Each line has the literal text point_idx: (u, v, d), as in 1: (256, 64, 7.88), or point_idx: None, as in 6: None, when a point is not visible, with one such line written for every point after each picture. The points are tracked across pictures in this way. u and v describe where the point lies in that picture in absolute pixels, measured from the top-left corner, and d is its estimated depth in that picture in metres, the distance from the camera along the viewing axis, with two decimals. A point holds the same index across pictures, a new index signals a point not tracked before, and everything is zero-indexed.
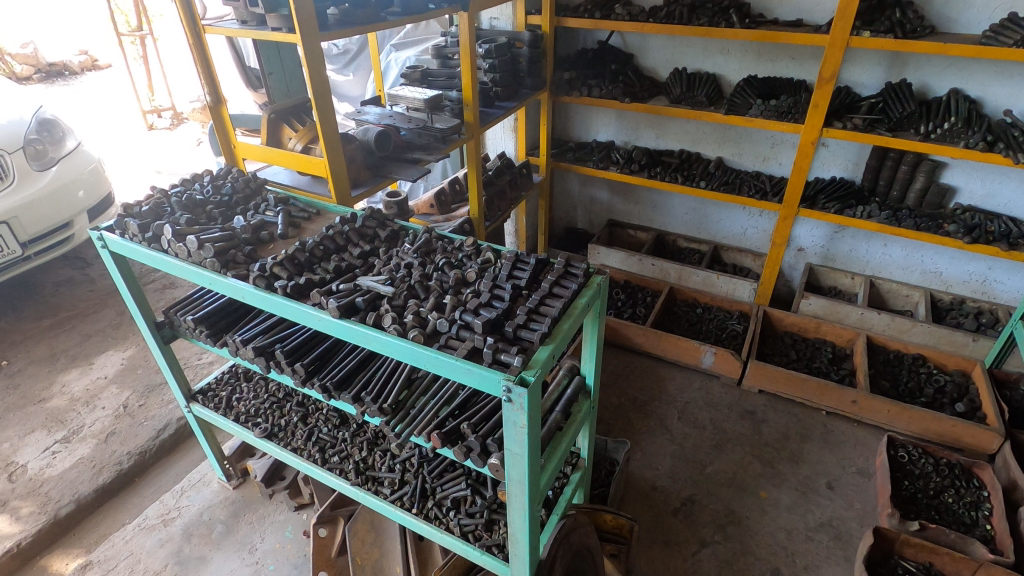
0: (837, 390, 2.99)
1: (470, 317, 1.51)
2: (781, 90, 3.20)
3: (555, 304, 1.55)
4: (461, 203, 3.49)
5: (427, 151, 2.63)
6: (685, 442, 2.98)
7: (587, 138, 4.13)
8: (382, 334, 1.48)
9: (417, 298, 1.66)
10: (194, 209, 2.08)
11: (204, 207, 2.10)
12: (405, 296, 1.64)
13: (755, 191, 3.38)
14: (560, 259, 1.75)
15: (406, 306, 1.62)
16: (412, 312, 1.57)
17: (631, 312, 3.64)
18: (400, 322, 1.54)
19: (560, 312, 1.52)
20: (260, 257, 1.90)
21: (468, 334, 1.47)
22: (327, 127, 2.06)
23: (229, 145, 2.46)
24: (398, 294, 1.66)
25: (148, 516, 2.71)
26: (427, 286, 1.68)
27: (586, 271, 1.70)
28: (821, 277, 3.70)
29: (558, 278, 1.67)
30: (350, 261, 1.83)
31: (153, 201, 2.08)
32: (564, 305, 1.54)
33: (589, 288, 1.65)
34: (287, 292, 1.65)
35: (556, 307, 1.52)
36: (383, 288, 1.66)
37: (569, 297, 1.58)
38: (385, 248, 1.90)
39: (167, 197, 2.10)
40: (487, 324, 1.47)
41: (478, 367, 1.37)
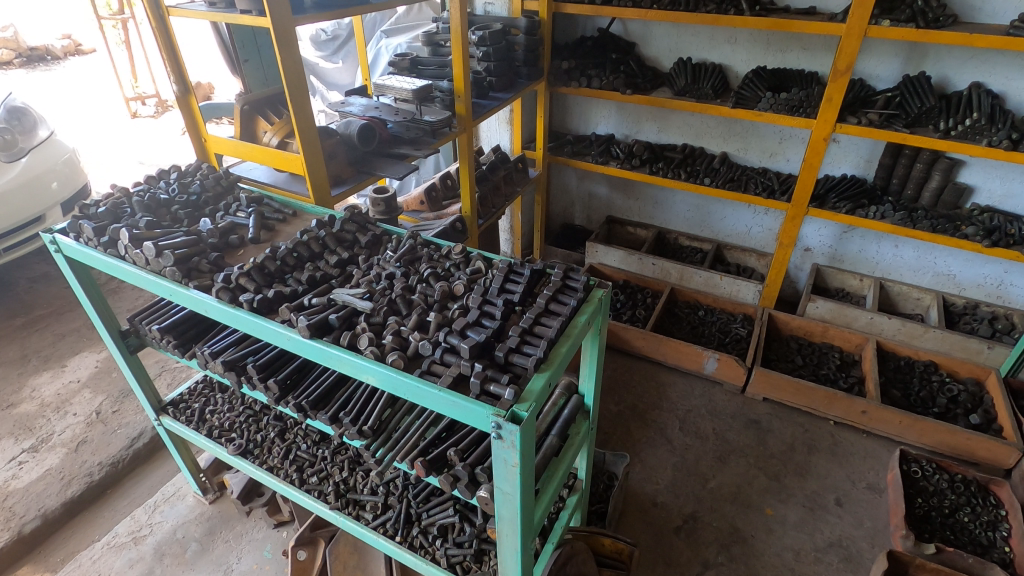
0: (846, 400, 2.85)
1: (456, 338, 1.34)
2: (791, 82, 3.02)
3: (552, 323, 1.39)
4: (452, 200, 3.31)
5: (415, 146, 2.45)
6: (687, 454, 2.84)
7: (585, 131, 3.95)
8: (357, 358, 1.31)
9: (398, 314, 1.49)
10: (157, 210, 1.90)
11: (168, 208, 1.92)
12: (384, 312, 1.47)
13: (762, 189, 3.22)
14: (558, 269, 1.58)
15: (385, 324, 1.45)
16: (392, 332, 1.40)
17: (631, 314, 3.49)
18: (378, 344, 1.37)
19: (557, 334, 1.36)
20: (227, 265, 1.73)
21: (454, 358, 1.31)
22: (304, 121, 1.89)
23: (200, 138, 2.27)
24: (377, 310, 1.49)
25: (118, 533, 2.55)
26: (409, 300, 1.51)
27: (586, 283, 1.54)
28: (828, 278, 3.56)
29: (555, 293, 1.50)
30: (326, 271, 1.66)
31: (112, 201, 1.90)
32: (562, 325, 1.38)
33: (590, 304, 1.49)
34: (253, 307, 1.48)
35: (553, 328, 1.36)
36: (360, 304, 1.48)
37: (567, 315, 1.42)
38: (365, 256, 1.72)
39: (127, 196, 1.92)
40: (475, 348, 1.30)
41: (464, 400, 1.21)
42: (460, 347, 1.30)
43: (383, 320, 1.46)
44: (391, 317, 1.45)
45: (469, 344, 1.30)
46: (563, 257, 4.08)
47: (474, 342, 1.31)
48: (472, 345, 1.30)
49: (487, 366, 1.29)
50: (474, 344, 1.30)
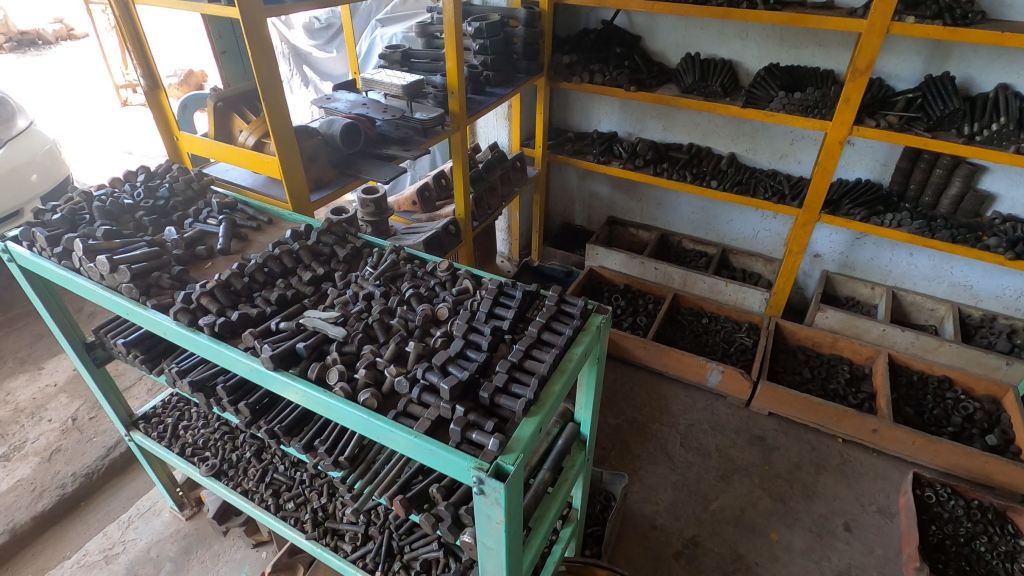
0: (856, 418, 2.71)
1: (436, 374, 1.20)
2: (805, 81, 2.85)
3: (544, 357, 1.24)
4: (446, 200, 3.15)
5: (404, 145, 2.29)
6: (688, 472, 2.71)
7: (587, 128, 3.78)
8: (325, 395, 1.17)
9: (374, 341, 1.34)
10: (120, 216, 1.75)
11: (132, 214, 1.77)
12: (359, 340, 1.32)
13: (771, 193, 3.06)
14: (553, 291, 1.43)
15: (360, 354, 1.31)
16: (365, 365, 1.26)
17: (632, 321, 3.35)
18: (350, 378, 1.23)
19: (550, 370, 1.21)
20: (191, 280, 1.58)
21: (433, 398, 1.16)
22: (279, 121, 1.73)
23: (172, 137, 2.11)
24: (351, 337, 1.34)
25: (88, 551, 2.43)
26: (387, 325, 1.37)
27: (584, 308, 1.39)
28: (837, 286, 3.42)
29: (549, 320, 1.35)
30: (298, 289, 1.51)
31: (70, 206, 1.74)
32: (555, 359, 1.23)
33: (587, 333, 1.34)
34: (214, 332, 1.34)
35: (545, 364, 1.21)
36: (332, 330, 1.33)
37: (562, 347, 1.27)
38: (342, 272, 1.57)
39: (87, 201, 1.76)
40: (457, 387, 1.16)
41: (442, 449, 1.07)
42: (440, 385, 1.16)
43: (357, 349, 1.31)
44: (366, 345, 1.31)
45: (451, 383, 1.15)
46: (563, 259, 3.93)
47: (456, 380, 1.16)
48: (453, 384, 1.15)
49: (469, 408, 1.14)
50: (455, 383, 1.15)
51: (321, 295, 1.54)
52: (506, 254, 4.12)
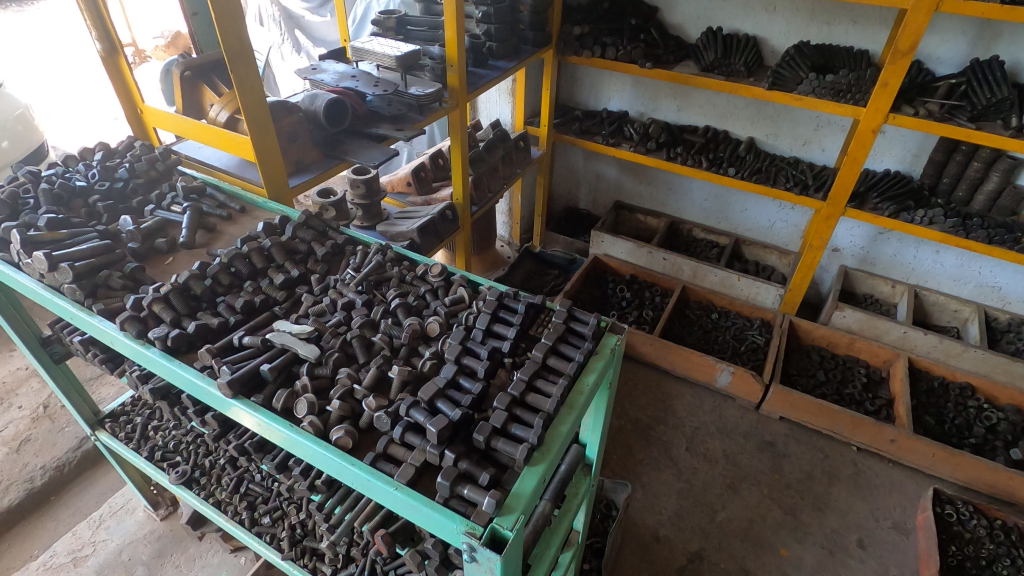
0: (873, 426, 2.55)
1: (422, 410, 1.01)
2: (837, 61, 2.61)
3: (551, 389, 1.06)
4: (443, 182, 2.93)
5: (397, 124, 2.06)
6: (693, 479, 2.56)
7: (596, 106, 3.53)
8: (291, 431, 0.99)
9: (352, 363, 1.16)
10: (71, 201, 1.54)
11: (85, 199, 1.56)
12: (334, 361, 1.14)
13: (793, 184, 2.84)
14: (562, 305, 1.25)
15: (335, 378, 1.12)
16: (340, 395, 1.07)
17: (637, 315, 3.17)
18: (321, 410, 1.05)
19: (557, 406, 1.03)
20: (147, 279, 1.38)
21: (418, 439, 0.98)
22: (251, 97, 1.51)
23: (135, 109, 1.88)
24: (325, 357, 1.15)
25: (56, 553, 2.28)
26: (369, 344, 1.18)
27: (596, 327, 1.20)
28: (855, 283, 3.23)
29: (557, 342, 1.16)
30: (268, 295, 1.32)
31: (12, 188, 1.54)
32: (563, 392, 1.05)
33: (600, 358, 1.16)
34: (167, 347, 1.15)
35: (552, 398, 1.03)
36: (303, 349, 1.14)
37: (571, 377, 1.09)
38: (320, 275, 1.38)
39: (33, 183, 1.56)
40: (448, 427, 0.97)
41: (428, 507, 0.89)
42: (427, 425, 0.97)
43: (332, 373, 1.13)
44: (343, 368, 1.12)
45: (439, 423, 0.96)
46: (566, 245, 3.73)
47: (446, 417, 0.97)
48: (442, 423, 0.97)
49: (460, 455, 0.96)
50: (444, 422, 0.96)
51: (295, 302, 1.34)
52: (506, 237, 3.91)
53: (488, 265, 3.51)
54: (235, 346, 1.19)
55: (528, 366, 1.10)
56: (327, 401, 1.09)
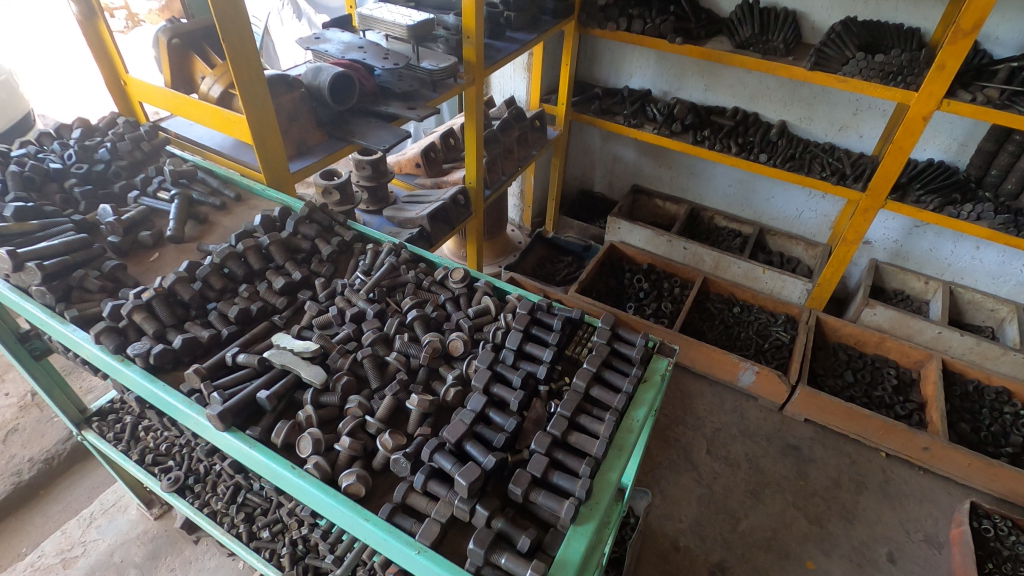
0: (905, 433, 2.41)
1: (447, 454, 0.86)
2: (886, 40, 2.40)
3: (597, 428, 0.91)
4: (455, 163, 2.73)
5: (408, 102, 1.87)
6: (714, 485, 2.43)
7: (616, 84, 3.32)
8: (293, 475, 0.85)
9: (364, 389, 1.01)
10: (41, 185, 1.37)
11: (59, 183, 1.39)
12: (342, 387, 0.98)
13: (829, 172, 2.64)
14: (604, 322, 1.09)
15: (344, 408, 0.97)
16: (350, 430, 0.92)
17: (655, 308, 2.99)
18: (326, 449, 0.90)
19: (605, 450, 0.88)
20: (128, 279, 1.22)
21: (443, 489, 0.83)
22: (246, 72, 1.32)
23: (117, 80, 1.69)
24: (333, 381, 1.00)
25: (44, 553, 2.16)
26: (382, 366, 1.02)
27: (644, 349, 1.05)
28: (886, 277, 3.06)
29: (601, 367, 1.01)
30: (267, 303, 1.16)
31: None
32: (611, 432, 0.90)
33: (650, 387, 1.00)
34: (149, 366, 1.00)
35: (600, 441, 0.88)
36: (307, 372, 0.98)
37: (619, 412, 0.93)
38: (326, 280, 1.22)
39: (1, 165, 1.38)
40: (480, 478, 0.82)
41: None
42: (454, 475, 0.82)
43: (340, 401, 0.97)
44: (353, 396, 0.97)
45: (468, 474, 0.82)
46: (580, 231, 3.55)
47: (476, 466, 0.82)
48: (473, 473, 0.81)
49: (493, 511, 0.81)
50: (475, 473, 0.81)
51: (297, 309, 1.19)
52: (517, 221, 3.74)
53: (498, 251, 3.34)
54: (227, 364, 1.03)
55: (568, 398, 0.94)
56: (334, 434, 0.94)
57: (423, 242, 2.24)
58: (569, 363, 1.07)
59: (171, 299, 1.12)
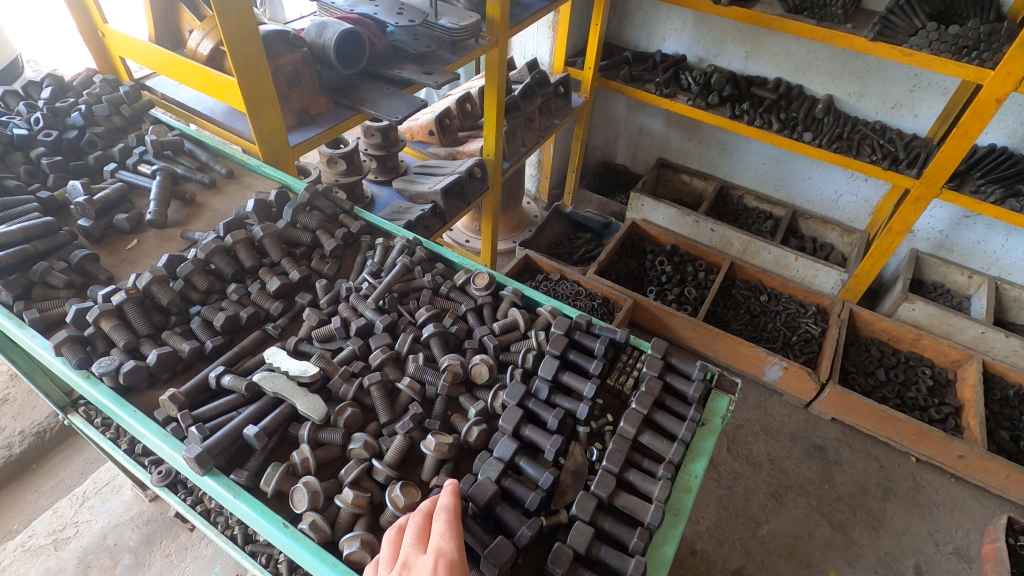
0: (942, 440, 2.24)
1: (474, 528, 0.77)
2: (958, 10, 2.14)
3: (650, 489, 0.82)
4: (471, 131, 2.51)
5: (423, 65, 1.66)
6: (735, 485, 2.31)
7: (647, 48, 3.06)
8: (278, 532, 0.72)
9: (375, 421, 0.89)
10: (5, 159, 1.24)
11: (24, 157, 1.25)
12: (344, 425, 0.85)
13: (880, 156, 2.38)
14: (654, 350, 0.98)
15: (347, 451, 0.83)
16: (353, 479, 0.79)
17: (678, 294, 2.79)
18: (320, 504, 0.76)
19: (660, 518, 0.79)
20: (100, 271, 1.08)
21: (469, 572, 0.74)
22: (237, 28, 1.12)
23: (95, 31, 1.48)
24: (331, 416, 0.86)
25: (35, 533, 2.06)
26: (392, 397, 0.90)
27: (702, 386, 0.95)
28: (924, 269, 2.87)
29: (651, 412, 0.91)
30: (260, 309, 1.02)
31: None
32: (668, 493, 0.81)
33: (709, 433, 0.91)
34: (116, 386, 0.86)
35: (655, 508, 0.79)
36: (308, 409, 0.83)
37: (673, 466, 0.85)
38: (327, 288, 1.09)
39: None
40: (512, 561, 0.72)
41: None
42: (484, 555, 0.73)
43: (343, 440, 0.84)
44: (357, 434, 0.84)
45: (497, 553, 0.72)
46: (600, 206, 3.34)
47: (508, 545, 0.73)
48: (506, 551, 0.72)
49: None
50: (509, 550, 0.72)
51: (295, 316, 1.05)
52: (533, 193, 3.54)
53: (514, 226, 3.15)
54: (211, 387, 0.89)
55: (616, 449, 0.85)
56: (335, 480, 0.81)
57: (436, 220, 2.05)
58: (609, 394, 0.98)
59: (147, 303, 0.98)
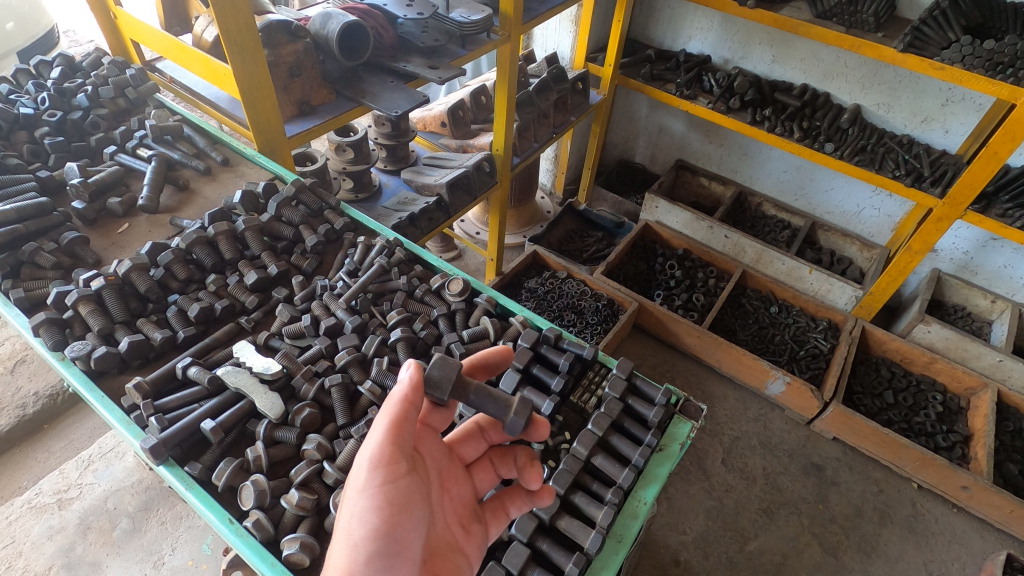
0: (945, 469, 2.15)
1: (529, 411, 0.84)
2: (998, 23, 2.03)
3: (594, 515, 0.93)
4: (484, 124, 2.48)
5: (430, 59, 1.65)
6: (726, 498, 2.28)
7: (672, 46, 3.00)
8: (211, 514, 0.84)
9: (333, 421, 1.03)
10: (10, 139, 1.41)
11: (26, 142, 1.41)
12: (298, 427, 0.97)
13: (903, 172, 2.27)
14: (620, 371, 1.10)
15: (300, 450, 0.96)
16: (302, 479, 0.91)
17: (686, 299, 2.73)
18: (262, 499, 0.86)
19: (599, 545, 0.90)
20: (96, 254, 1.22)
21: None
22: (233, 19, 1.13)
23: (107, 11, 1.52)
24: (287, 416, 0.99)
25: (42, 491, 2.07)
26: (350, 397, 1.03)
27: (664, 411, 1.05)
28: (946, 290, 2.77)
29: (607, 433, 1.02)
30: (234, 301, 1.16)
31: None
32: (614, 515, 0.93)
33: (665, 459, 1.02)
34: (90, 366, 0.97)
35: (595, 535, 0.90)
36: (265, 407, 0.96)
37: (621, 492, 0.96)
38: (302, 289, 1.21)
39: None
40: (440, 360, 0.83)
41: (379, 463, 0.73)
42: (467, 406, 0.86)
43: (297, 439, 0.96)
44: (311, 436, 0.95)
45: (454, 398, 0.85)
46: (614, 205, 3.30)
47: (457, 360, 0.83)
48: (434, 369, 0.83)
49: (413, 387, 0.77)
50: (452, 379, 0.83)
51: (268, 310, 1.18)
52: (548, 187, 3.52)
53: (525, 220, 3.13)
54: (178, 377, 1.02)
55: (566, 470, 0.97)
56: (284, 478, 0.92)
57: (440, 213, 2.03)
58: (571, 411, 1.10)
59: (126, 290, 1.11)
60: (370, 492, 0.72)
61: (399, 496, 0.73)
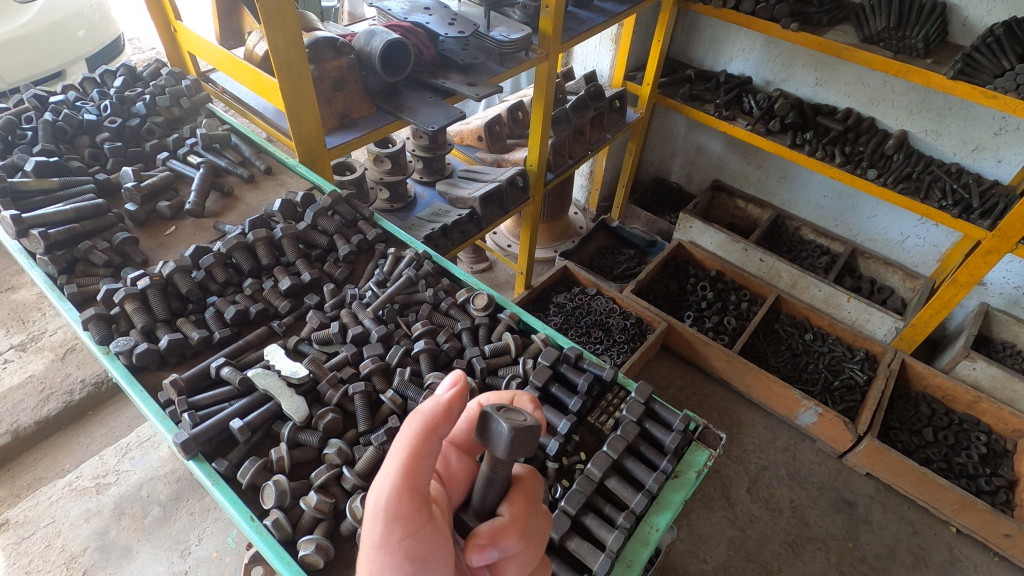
0: (986, 514, 2.04)
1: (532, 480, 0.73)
2: None
3: (605, 538, 0.93)
4: (519, 140, 2.52)
5: (468, 76, 1.69)
6: (749, 528, 2.22)
7: (712, 67, 2.99)
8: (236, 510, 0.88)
9: (354, 427, 1.06)
10: (74, 142, 1.52)
11: (88, 146, 1.51)
12: (317, 432, 1.00)
13: (951, 202, 2.18)
14: (638, 395, 1.10)
15: (321, 453, 1.00)
16: (322, 483, 0.94)
17: (717, 322, 2.69)
18: (280, 499, 0.90)
19: (607, 569, 0.90)
20: (140, 253, 1.29)
21: None
22: (283, 35, 1.19)
23: (169, 25, 1.63)
24: (311, 418, 1.03)
25: (82, 475, 2.17)
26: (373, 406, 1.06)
27: (681, 436, 1.06)
28: (994, 326, 2.65)
29: (620, 456, 1.03)
30: (267, 304, 1.21)
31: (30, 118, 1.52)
32: (624, 535, 0.93)
33: (680, 485, 1.01)
34: (132, 361, 1.03)
35: (603, 558, 0.90)
36: (289, 410, 1.01)
37: (633, 516, 0.96)
38: (332, 297, 1.26)
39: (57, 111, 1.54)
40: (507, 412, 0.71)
41: (390, 515, 0.63)
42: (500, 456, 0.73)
43: (319, 444, 1.00)
44: (333, 441, 0.99)
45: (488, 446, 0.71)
46: (647, 223, 3.28)
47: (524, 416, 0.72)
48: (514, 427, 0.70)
49: (445, 420, 0.67)
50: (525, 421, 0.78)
51: (300, 315, 1.24)
52: (581, 203, 3.54)
53: (556, 235, 3.15)
54: (211, 375, 1.07)
55: (578, 491, 0.98)
56: (304, 480, 0.96)
57: (472, 225, 2.06)
58: (589, 431, 1.11)
59: (169, 289, 1.18)
60: (389, 550, 0.63)
61: (423, 552, 0.64)
